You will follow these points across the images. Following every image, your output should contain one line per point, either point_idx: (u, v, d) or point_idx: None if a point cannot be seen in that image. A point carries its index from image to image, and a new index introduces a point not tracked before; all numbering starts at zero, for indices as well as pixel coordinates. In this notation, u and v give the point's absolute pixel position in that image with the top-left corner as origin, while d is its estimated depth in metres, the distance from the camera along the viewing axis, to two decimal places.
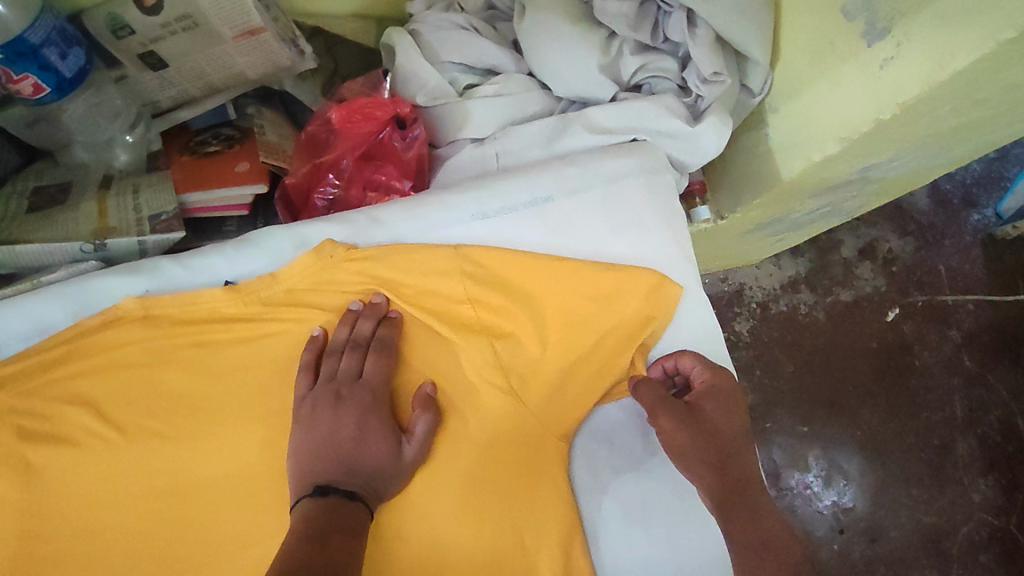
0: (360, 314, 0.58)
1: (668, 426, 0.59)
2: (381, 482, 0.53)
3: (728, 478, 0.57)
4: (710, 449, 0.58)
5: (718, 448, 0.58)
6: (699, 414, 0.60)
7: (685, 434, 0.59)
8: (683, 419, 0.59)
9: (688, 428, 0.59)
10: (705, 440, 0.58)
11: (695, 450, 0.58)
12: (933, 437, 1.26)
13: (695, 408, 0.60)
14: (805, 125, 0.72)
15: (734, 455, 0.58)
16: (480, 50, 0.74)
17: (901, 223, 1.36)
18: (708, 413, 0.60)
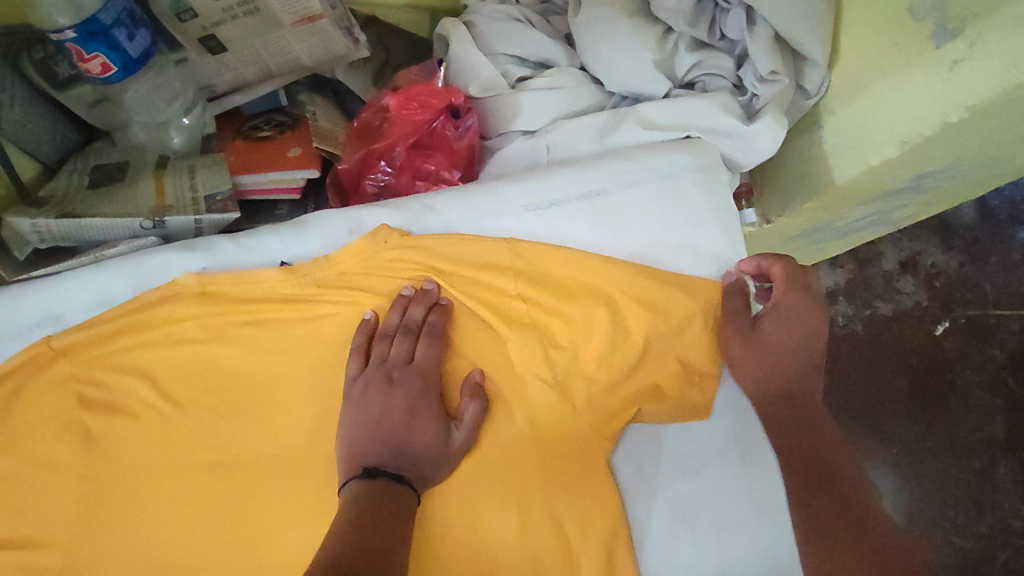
0: (412, 300, 0.58)
1: (745, 377, 0.62)
2: (428, 467, 0.54)
3: (827, 485, 0.57)
4: (779, 394, 0.62)
5: (786, 388, 0.62)
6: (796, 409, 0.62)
7: (751, 371, 0.62)
8: (768, 376, 0.62)
9: (767, 378, 0.62)
10: (784, 394, 0.62)
11: (773, 417, 0.62)
12: (973, 459, 1.23)
13: (772, 339, 0.62)
14: (862, 127, 0.71)
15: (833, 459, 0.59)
16: (534, 42, 0.74)
17: (947, 236, 1.32)
18: (776, 354, 0.62)
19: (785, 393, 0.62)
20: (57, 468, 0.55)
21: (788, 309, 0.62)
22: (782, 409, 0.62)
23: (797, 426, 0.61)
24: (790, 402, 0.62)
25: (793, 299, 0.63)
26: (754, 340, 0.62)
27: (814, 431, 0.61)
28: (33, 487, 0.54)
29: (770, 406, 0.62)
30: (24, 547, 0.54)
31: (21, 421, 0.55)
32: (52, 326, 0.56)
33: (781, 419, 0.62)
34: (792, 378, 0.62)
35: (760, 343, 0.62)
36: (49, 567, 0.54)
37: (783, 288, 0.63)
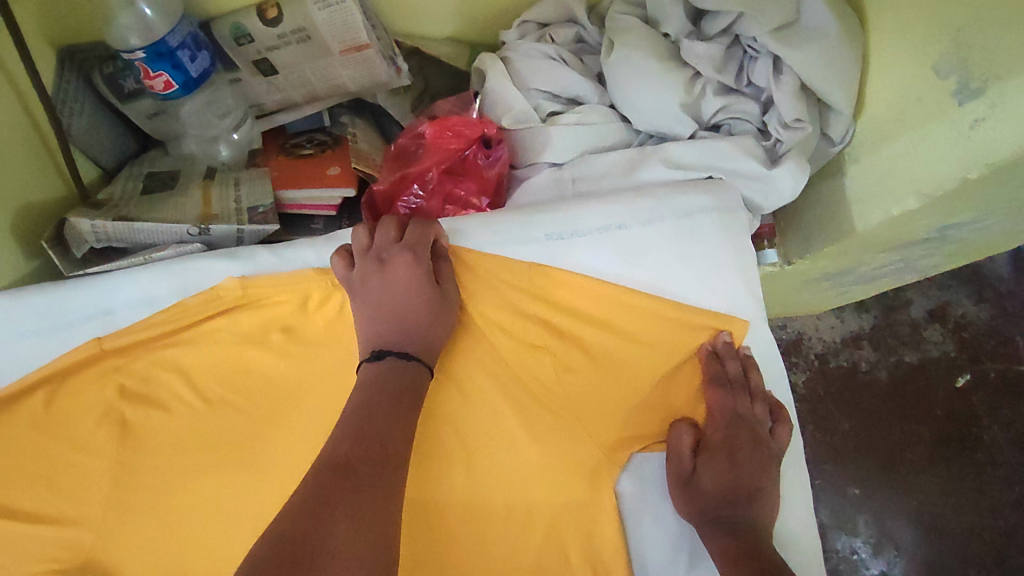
0: (377, 226, 0.62)
1: (707, 465, 0.61)
2: (434, 323, 0.59)
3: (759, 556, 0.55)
4: (735, 493, 0.60)
5: (744, 492, 0.60)
6: (704, 442, 0.62)
7: (713, 466, 0.61)
8: (729, 461, 0.61)
9: (727, 467, 0.61)
10: (737, 502, 0.59)
11: (726, 513, 0.59)
12: (1002, 519, 1.19)
13: (727, 446, 0.62)
14: (885, 177, 0.72)
15: (718, 483, 0.60)
16: (566, 79, 0.77)
17: (978, 287, 1.31)
18: (738, 456, 0.62)
19: (735, 486, 0.60)
20: (95, 454, 0.59)
21: (753, 412, 0.64)
22: (746, 443, 0.62)
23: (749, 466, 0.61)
24: (756, 444, 0.63)
25: (762, 410, 0.64)
26: (717, 432, 0.63)
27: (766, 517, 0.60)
28: (71, 469, 0.59)
29: (723, 490, 0.60)
30: (57, 524, 0.58)
31: (67, 406, 0.60)
32: (100, 321, 0.61)
33: (740, 449, 0.62)
34: (748, 468, 0.61)
35: (726, 437, 0.62)
36: (79, 545, 0.58)
37: (754, 389, 0.65)
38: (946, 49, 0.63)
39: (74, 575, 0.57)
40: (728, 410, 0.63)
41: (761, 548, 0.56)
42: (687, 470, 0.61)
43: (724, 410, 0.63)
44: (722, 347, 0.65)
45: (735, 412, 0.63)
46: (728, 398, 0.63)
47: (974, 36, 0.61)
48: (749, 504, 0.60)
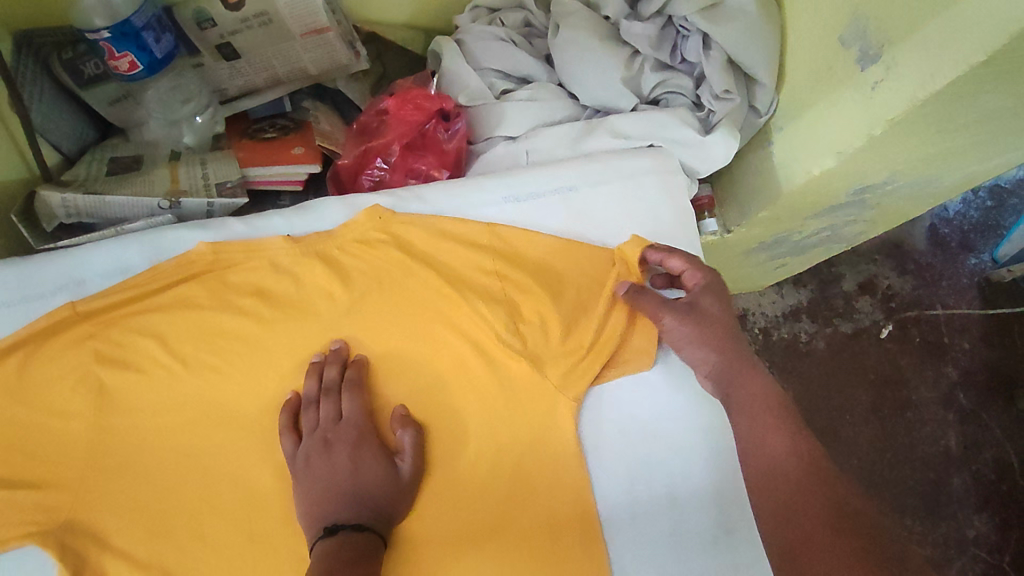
0: (324, 362, 0.62)
1: (754, 387, 0.60)
2: (386, 503, 0.59)
3: (809, 482, 0.53)
4: (725, 360, 0.62)
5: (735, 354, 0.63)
6: (699, 306, 0.65)
7: (700, 318, 0.64)
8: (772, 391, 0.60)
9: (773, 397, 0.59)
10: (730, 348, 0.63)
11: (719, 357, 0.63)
12: (930, 471, 1.30)
13: (715, 304, 0.65)
14: (805, 143, 0.80)
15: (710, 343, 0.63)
16: (516, 59, 0.83)
17: (901, 261, 1.43)
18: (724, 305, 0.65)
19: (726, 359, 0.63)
20: (73, 417, 0.60)
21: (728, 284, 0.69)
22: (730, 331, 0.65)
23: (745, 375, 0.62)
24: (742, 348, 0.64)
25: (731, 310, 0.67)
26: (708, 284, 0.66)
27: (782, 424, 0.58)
28: (49, 433, 0.59)
29: (770, 410, 0.59)
30: (35, 488, 0.58)
31: (38, 374, 0.60)
32: (72, 291, 0.62)
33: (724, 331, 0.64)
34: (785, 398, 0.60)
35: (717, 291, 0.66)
36: (57, 507, 0.58)
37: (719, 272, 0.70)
38: (847, 22, 0.72)
39: (55, 536, 0.57)
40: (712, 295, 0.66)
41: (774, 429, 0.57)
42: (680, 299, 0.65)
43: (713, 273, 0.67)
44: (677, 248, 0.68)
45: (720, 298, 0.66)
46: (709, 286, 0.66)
47: (869, 10, 0.69)
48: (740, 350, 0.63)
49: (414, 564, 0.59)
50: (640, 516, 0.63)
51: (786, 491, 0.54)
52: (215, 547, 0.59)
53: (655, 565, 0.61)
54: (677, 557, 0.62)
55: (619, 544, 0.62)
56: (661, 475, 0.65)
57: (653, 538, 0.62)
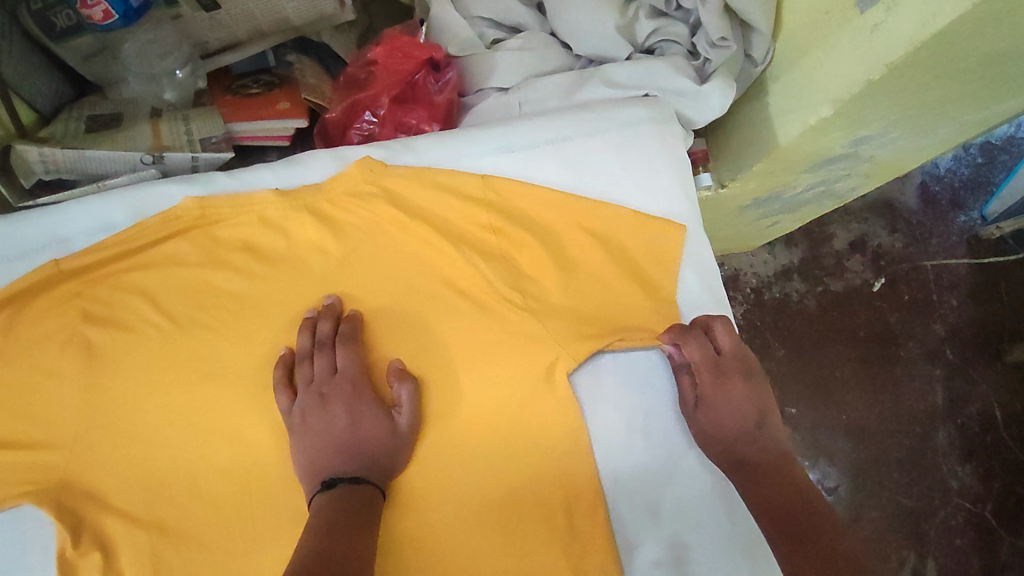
0: (317, 317, 0.61)
1: (751, 451, 0.64)
2: (384, 456, 0.59)
3: (784, 473, 0.63)
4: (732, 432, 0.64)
5: (739, 428, 0.64)
6: (720, 374, 0.65)
7: (713, 393, 0.64)
8: (756, 446, 0.64)
9: (766, 453, 0.64)
10: (745, 434, 0.64)
11: (731, 443, 0.63)
12: (917, 425, 1.33)
13: (723, 385, 0.65)
14: (802, 90, 0.79)
15: (723, 413, 0.64)
16: (507, 6, 0.80)
17: (892, 220, 1.43)
18: (733, 390, 0.65)
19: (738, 425, 0.64)
20: (61, 377, 0.59)
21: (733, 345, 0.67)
22: (745, 403, 0.65)
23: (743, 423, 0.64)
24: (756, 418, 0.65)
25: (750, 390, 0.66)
26: (724, 374, 0.65)
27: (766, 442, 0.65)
28: (38, 394, 0.58)
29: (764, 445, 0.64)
30: (29, 448, 0.57)
31: (25, 334, 0.58)
32: (57, 249, 0.60)
33: (733, 404, 0.64)
34: (766, 440, 0.65)
35: (721, 373, 0.65)
36: (53, 467, 0.57)
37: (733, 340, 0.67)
38: None
39: (50, 496, 0.56)
40: (733, 370, 0.66)
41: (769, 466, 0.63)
42: (693, 408, 0.64)
43: (711, 357, 0.65)
44: (717, 321, 0.67)
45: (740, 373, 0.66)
46: (726, 359, 0.66)
47: None
48: (753, 429, 0.65)
49: (414, 515, 0.60)
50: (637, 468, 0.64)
51: (777, 498, 0.61)
52: (213, 503, 0.59)
53: (651, 514, 0.62)
54: (674, 504, 0.63)
55: (618, 494, 0.63)
56: (659, 426, 0.65)
57: (651, 489, 0.63)
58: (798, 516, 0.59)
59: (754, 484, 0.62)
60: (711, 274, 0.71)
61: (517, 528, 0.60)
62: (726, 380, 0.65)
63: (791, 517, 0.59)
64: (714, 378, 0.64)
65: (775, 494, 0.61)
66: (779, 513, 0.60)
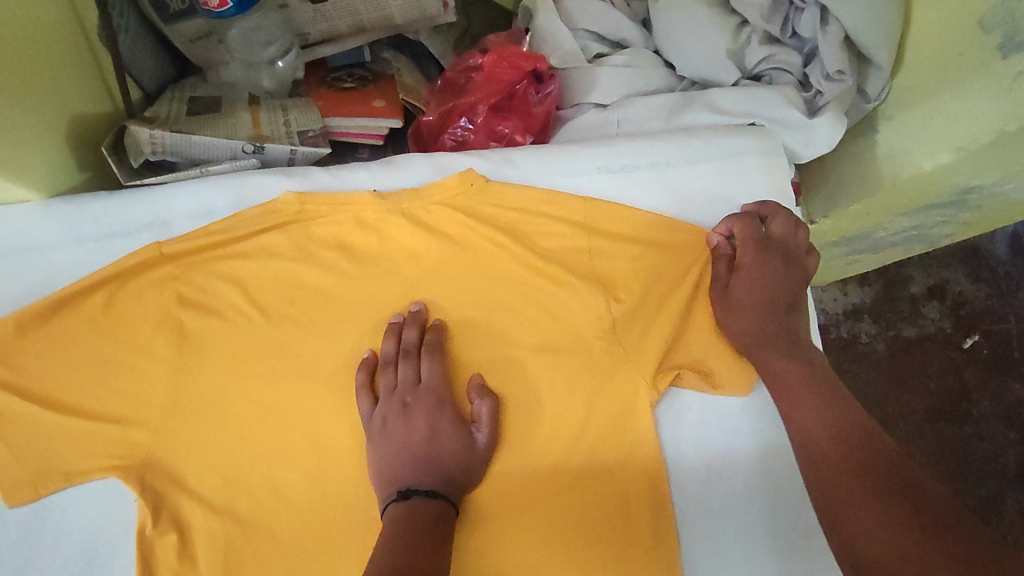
0: (403, 324, 0.61)
1: (785, 369, 0.61)
2: (461, 473, 0.58)
3: (865, 450, 0.55)
4: (762, 335, 0.62)
5: (778, 334, 0.63)
6: (767, 245, 0.66)
7: (747, 283, 0.64)
8: (795, 360, 0.62)
9: (804, 369, 0.61)
10: (774, 316, 0.64)
11: (760, 332, 0.62)
12: (984, 487, 1.20)
13: (760, 258, 0.65)
14: (916, 134, 0.74)
15: (762, 314, 0.63)
16: (614, 21, 0.79)
17: (975, 267, 1.30)
18: (770, 271, 0.65)
19: (775, 319, 0.64)
20: (152, 357, 0.59)
21: (782, 240, 0.67)
22: (788, 331, 0.64)
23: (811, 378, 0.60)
24: (793, 341, 0.63)
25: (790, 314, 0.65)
26: (763, 249, 0.65)
27: (854, 413, 0.58)
28: (129, 371, 0.59)
29: (823, 398, 0.59)
30: (115, 424, 0.58)
31: (125, 310, 0.60)
32: (158, 231, 0.62)
33: (773, 326, 0.63)
34: (845, 415, 0.58)
35: (763, 254, 0.65)
36: (137, 444, 0.58)
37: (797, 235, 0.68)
38: (993, 4, 0.65)
39: (136, 472, 0.57)
40: (781, 289, 0.65)
41: (851, 427, 0.57)
42: (723, 284, 0.64)
43: (756, 233, 0.66)
44: (779, 210, 0.67)
45: (784, 290, 0.65)
46: (770, 264, 0.65)
47: None
48: (783, 311, 0.65)
49: (483, 533, 0.58)
50: (709, 512, 0.61)
51: (833, 474, 0.55)
52: (287, 500, 0.59)
53: (723, 561, 0.60)
54: (747, 554, 0.60)
55: (691, 537, 0.60)
56: (734, 473, 0.63)
57: (725, 535, 0.61)
58: (852, 498, 0.53)
59: (823, 453, 0.56)
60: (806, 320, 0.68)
61: (586, 561, 0.59)
62: (772, 293, 0.64)
63: (839, 496, 0.53)
64: (755, 253, 0.65)
65: (835, 480, 0.54)
66: (836, 498, 0.54)
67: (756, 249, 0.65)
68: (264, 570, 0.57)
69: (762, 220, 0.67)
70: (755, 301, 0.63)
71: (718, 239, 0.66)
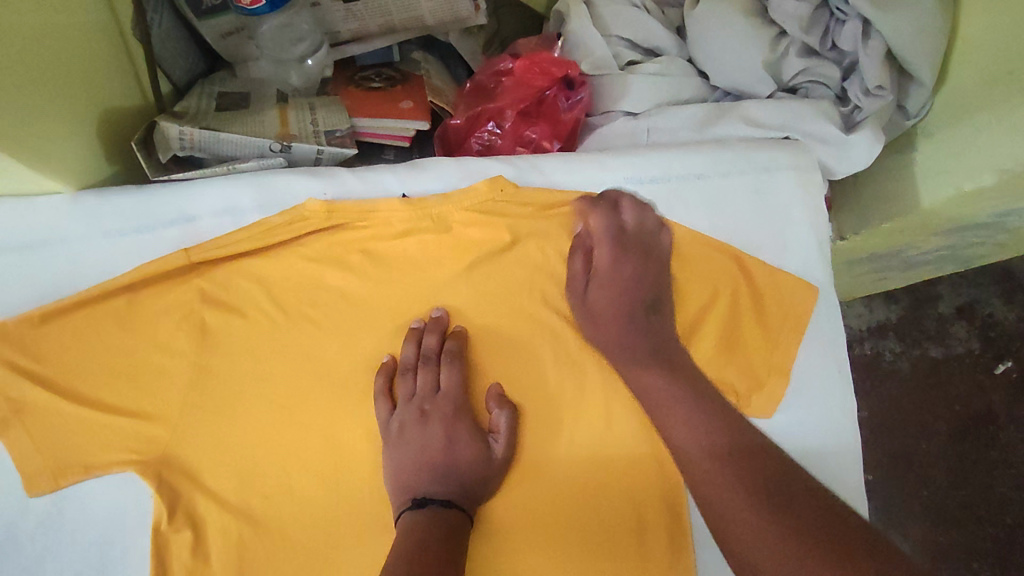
0: (423, 330, 0.60)
1: (631, 337, 0.59)
2: (476, 484, 0.57)
3: (710, 440, 0.54)
4: (629, 322, 0.60)
5: (637, 330, 0.59)
6: (623, 240, 0.62)
7: (605, 290, 0.61)
8: (664, 370, 0.58)
9: (653, 359, 0.59)
10: (626, 319, 0.60)
11: (613, 343, 0.60)
12: (1009, 517, 1.15)
13: (616, 261, 0.61)
14: (958, 153, 0.72)
15: (618, 314, 0.60)
16: (648, 29, 0.78)
17: (1009, 289, 1.25)
18: (625, 272, 0.61)
19: (625, 318, 0.60)
20: (173, 353, 0.59)
21: (638, 235, 0.63)
22: (640, 321, 0.60)
23: (665, 370, 0.58)
24: (659, 336, 0.60)
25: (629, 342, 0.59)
26: (620, 249, 0.62)
27: (714, 407, 0.56)
28: (149, 367, 0.59)
29: (684, 393, 0.57)
30: (135, 419, 0.58)
31: (147, 306, 0.60)
32: (183, 228, 0.62)
33: (625, 329, 0.60)
34: (717, 416, 0.55)
35: (619, 254, 0.62)
36: (156, 440, 0.58)
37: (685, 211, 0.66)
38: None
39: (153, 468, 0.57)
40: (616, 270, 0.61)
41: (720, 424, 0.55)
42: (581, 291, 0.62)
43: (612, 230, 0.63)
44: (626, 198, 0.64)
45: (627, 278, 0.61)
46: (608, 256, 0.62)
47: None
48: (640, 312, 0.60)
49: (495, 546, 0.58)
50: None
51: (706, 485, 0.52)
52: (301, 502, 0.59)
53: None
54: None
55: (706, 556, 0.60)
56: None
57: None
58: (743, 508, 0.50)
59: (705, 460, 0.53)
60: (838, 343, 0.66)
61: None
62: (614, 297, 0.61)
63: (730, 509, 0.50)
64: (608, 253, 0.62)
65: (711, 486, 0.52)
66: (715, 505, 0.51)
67: (610, 248, 0.62)
68: (276, 571, 0.57)
69: (615, 209, 0.64)
70: (609, 306, 0.60)
71: (582, 227, 0.63)
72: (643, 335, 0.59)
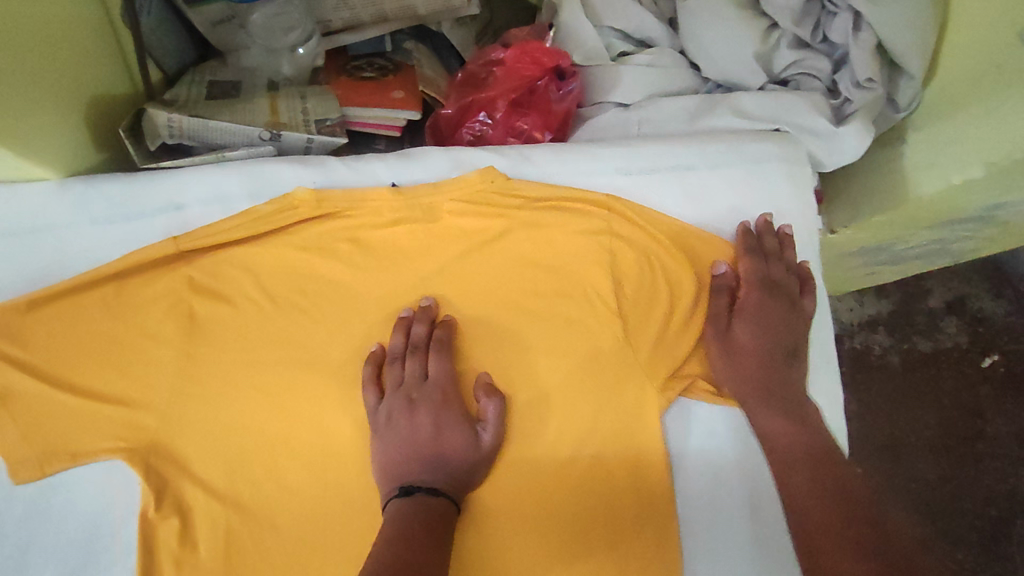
0: (412, 319, 0.60)
1: (744, 338, 0.64)
2: (464, 473, 0.57)
3: (809, 440, 0.59)
4: (766, 360, 0.63)
5: (775, 352, 0.63)
6: (778, 285, 0.65)
7: (749, 326, 0.64)
8: (785, 413, 0.61)
9: (761, 350, 0.63)
10: (765, 362, 0.63)
11: (752, 370, 0.62)
12: (994, 508, 1.16)
13: (765, 303, 0.64)
14: (948, 146, 0.72)
15: (747, 353, 0.63)
16: (641, 19, 0.77)
17: (998, 284, 1.26)
18: (772, 310, 0.64)
19: (757, 347, 0.63)
20: (160, 341, 0.59)
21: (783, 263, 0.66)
22: (775, 368, 0.63)
23: (778, 377, 0.63)
24: (788, 360, 0.64)
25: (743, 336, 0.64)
26: (776, 289, 0.65)
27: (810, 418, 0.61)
28: (136, 354, 0.59)
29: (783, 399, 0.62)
30: (122, 406, 0.58)
31: (135, 293, 0.60)
32: (171, 216, 0.61)
33: (759, 366, 0.63)
34: (814, 431, 0.60)
35: (766, 299, 0.64)
36: (143, 427, 0.58)
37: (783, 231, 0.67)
38: None
39: (140, 454, 0.57)
40: (746, 323, 0.64)
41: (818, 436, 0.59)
42: (724, 324, 0.64)
43: (764, 275, 0.65)
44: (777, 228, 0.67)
45: (768, 317, 0.64)
46: (747, 294, 0.65)
47: None
48: (781, 357, 0.64)
49: (483, 533, 0.58)
50: (712, 521, 0.61)
51: (795, 481, 0.56)
52: (290, 489, 0.59)
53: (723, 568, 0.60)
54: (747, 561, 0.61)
55: (692, 543, 0.60)
56: (738, 485, 0.62)
57: (724, 544, 0.60)
58: (824, 502, 0.53)
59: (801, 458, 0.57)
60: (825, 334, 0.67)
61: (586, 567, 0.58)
62: (749, 342, 0.63)
63: (814, 502, 0.54)
64: (751, 294, 0.65)
65: (799, 479, 0.56)
66: (798, 499, 0.55)
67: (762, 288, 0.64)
68: (262, 557, 0.58)
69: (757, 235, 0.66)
70: (746, 349, 0.63)
71: (723, 268, 0.65)
72: (777, 361, 0.63)
